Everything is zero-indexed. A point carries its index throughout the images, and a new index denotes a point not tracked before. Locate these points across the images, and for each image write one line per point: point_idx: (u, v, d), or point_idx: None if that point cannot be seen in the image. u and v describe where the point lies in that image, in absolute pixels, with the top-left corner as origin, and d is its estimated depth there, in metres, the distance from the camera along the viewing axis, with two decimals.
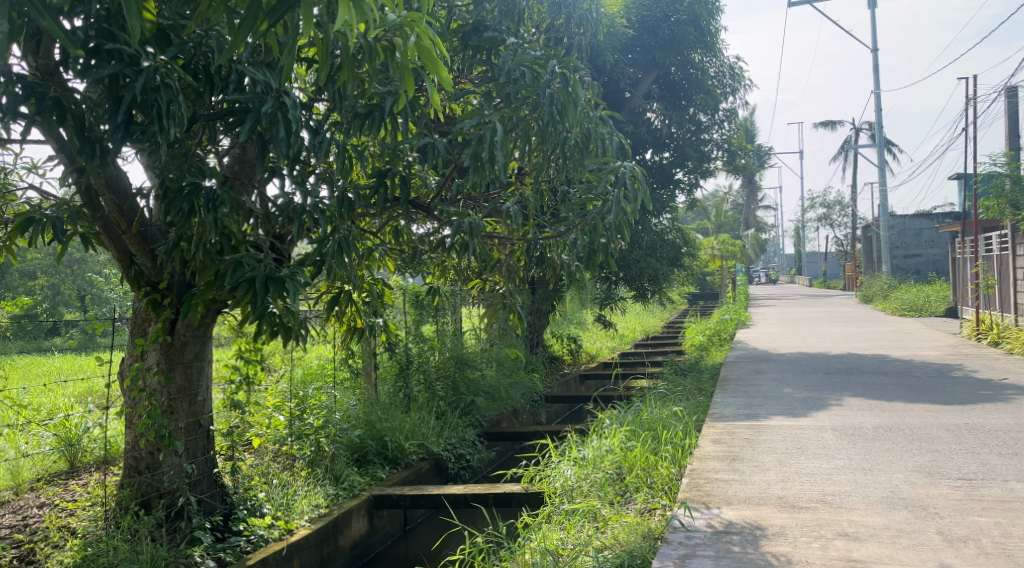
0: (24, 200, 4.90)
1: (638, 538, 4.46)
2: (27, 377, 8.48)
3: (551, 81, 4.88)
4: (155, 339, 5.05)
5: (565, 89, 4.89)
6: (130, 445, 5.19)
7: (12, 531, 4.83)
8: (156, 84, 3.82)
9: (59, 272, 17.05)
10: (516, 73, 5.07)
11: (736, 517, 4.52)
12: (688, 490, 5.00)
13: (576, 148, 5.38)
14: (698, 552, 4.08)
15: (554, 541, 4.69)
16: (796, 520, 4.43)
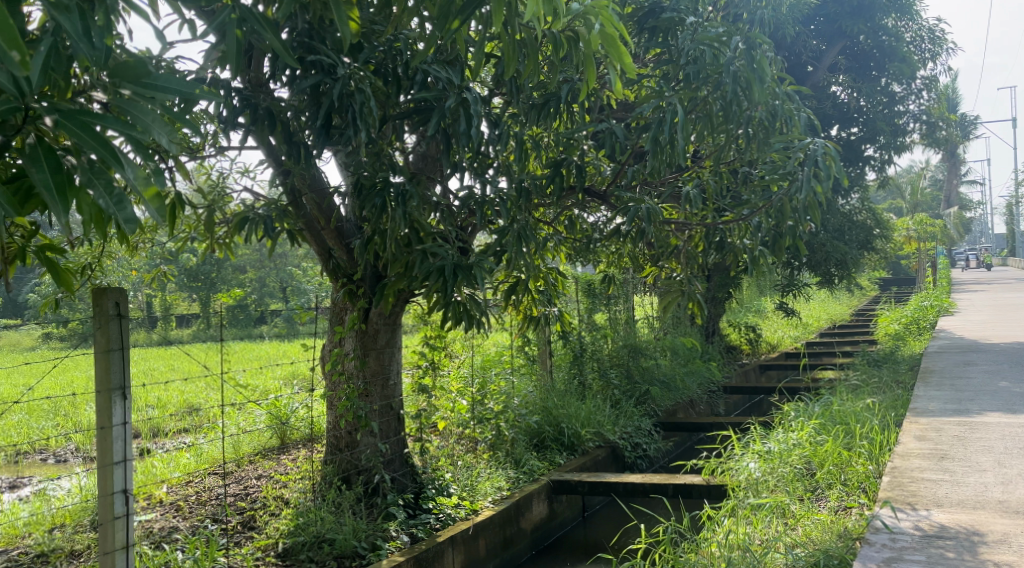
0: (238, 201, 5.36)
1: (834, 537, 4.38)
2: (240, 362, 9.26)
3: (734, 58, 4.81)
4: (351, 326, 5.42)
5: (750, 66, 4.82)
6: (331, 425, 5.57)
7: (236, 499, 5.33)
8: (351, 90, 4.10)
9: (264, 267, 18.64)
10: (695, 53, 5.03)
11: (948, 521, 4.34)
12: (891, 490, 4.82)
13: (760, 126, 5.28)
14: (905, 556, 3.95)
15: (741, 535, 4.69)
16: (1023, 528, 4.19)
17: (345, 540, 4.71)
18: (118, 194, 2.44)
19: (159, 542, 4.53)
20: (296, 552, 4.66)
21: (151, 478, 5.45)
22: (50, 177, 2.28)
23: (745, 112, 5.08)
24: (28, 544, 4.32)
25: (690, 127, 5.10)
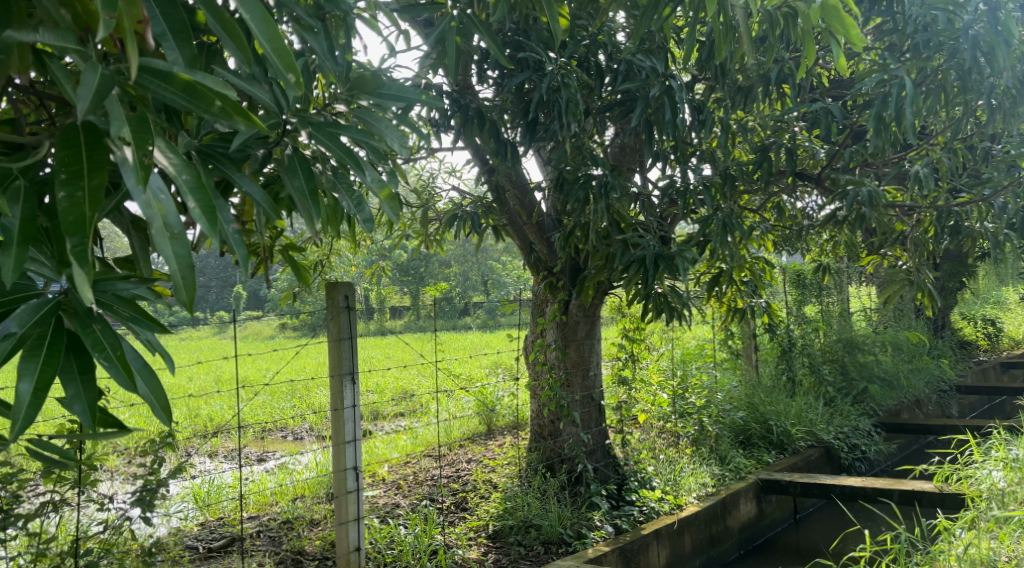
0: (444, 199, 5.58)
1: None
2: (450, 352, 9.65)
3: (975, 21, 4.39)
4: (552, 318, 5.50)
5: (995, 26, 4.36)
6: (535, 414, 5.68)
7: (448, 480, 5.57)
8: (558, 85, 4.17)
9: (469, 261, 19.28)
10: (924, 20, 4.70)
11: None
12: None
13: (1003, 95, 4.84)
14: None
15: (984, 549, 4.35)
16: None
17: (551, 526, 4.81)
18: (358, 196, 2.69)
19: (384, 517, 4.81)
20: (505, 534, 4.82)
21: (375, 457, 5.84)
22: (304, 183, 2.51)
23: (984, 81, 4.69)
24: (275, 511, 4.71)
25: (921, 101, 4.77)
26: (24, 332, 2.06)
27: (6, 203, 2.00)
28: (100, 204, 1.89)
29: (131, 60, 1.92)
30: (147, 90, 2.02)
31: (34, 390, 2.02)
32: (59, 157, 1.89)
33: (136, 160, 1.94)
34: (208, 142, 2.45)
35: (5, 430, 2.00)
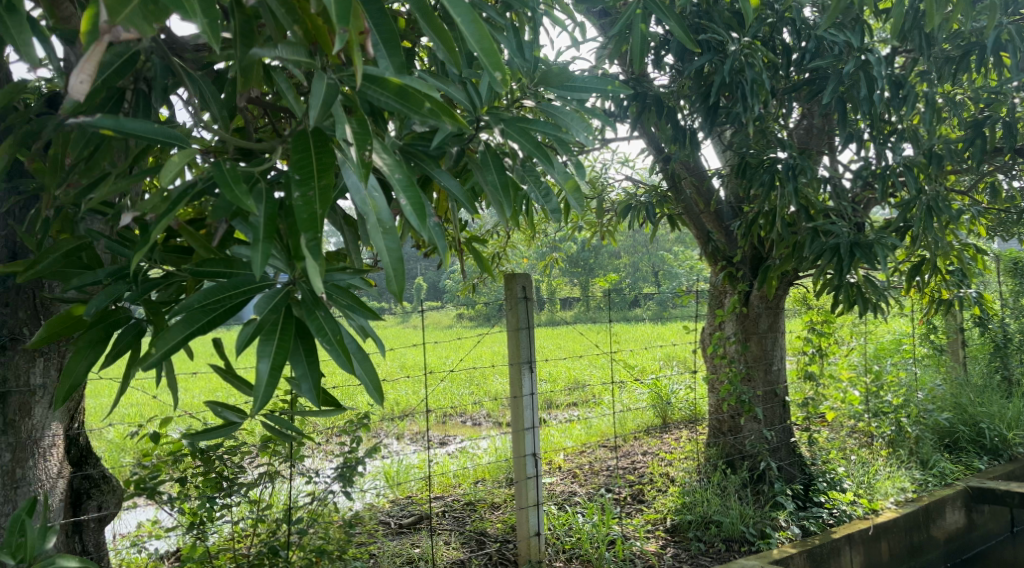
0: (614, 190, 5.46)
1: None
2: (629, 345, 9.52)
3: None
4: (732, 309, 5.20)
5: None
6: (713, 408, 5.43)
7: (623, 471, 5.43)
8: (742, 66, 3.93)
9: (642, 252, 19.01)
10: None
11: None
12: None
13: None
14: None
15: None
16: None
17: (733, 524, 4.60)
18: (544, 187, 2.62)
19: (563, 504, 4.77)
20: (684, 529, 4.65)
21: (550, 446, 5.84)
22: (497, 178, 2.42)
23: None
24: (459, 493, 4.78)
25: None
26: (263, 316, 1.97)
27: (250, 200, 1.90)
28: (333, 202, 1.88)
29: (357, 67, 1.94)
30: (366, 95, 2.05)
31: (272, 368, 1.95)
32: (293, 158, 1.89)
33: (358, 159, 1.93)
34: (408, 143, 2.37)
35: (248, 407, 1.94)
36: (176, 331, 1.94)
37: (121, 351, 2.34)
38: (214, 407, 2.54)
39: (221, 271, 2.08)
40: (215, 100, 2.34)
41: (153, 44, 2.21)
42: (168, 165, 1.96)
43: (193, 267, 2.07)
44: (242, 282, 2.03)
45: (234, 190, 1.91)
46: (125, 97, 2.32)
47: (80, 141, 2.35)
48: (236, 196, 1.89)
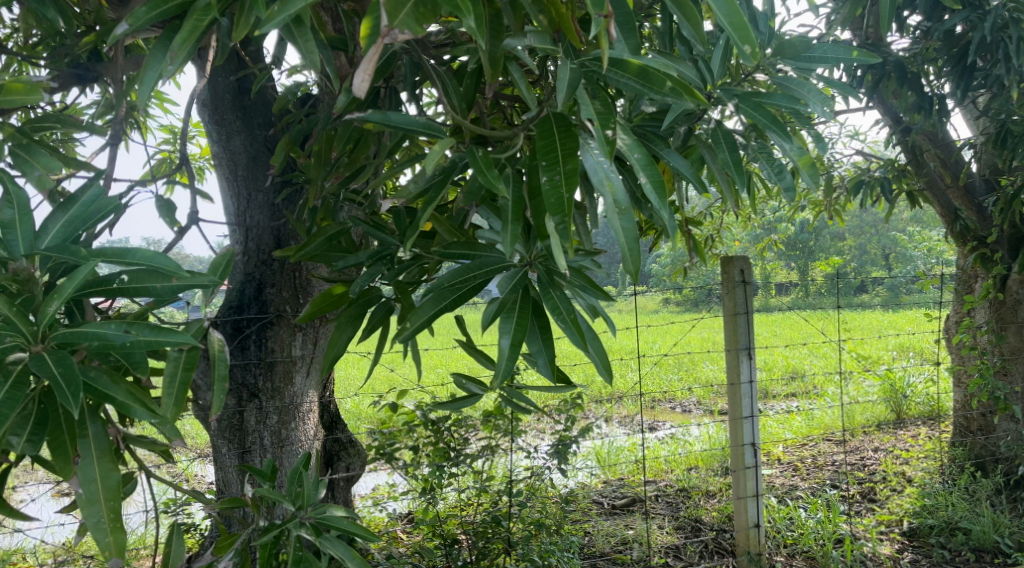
0: (844, 165, 5.09)
1: None
2: (857, 334, 8.98)
3: None
4: (983, 296, 4.72)
5: None
6: (960, 405, 4.98)
7: (853, 468, 5.09)
8: (1005, 22, 3.50)
9: (867, 235, 17.92)
10: None
11: None
12: None
13: None
14: None
15: None
16: None
17: (984, 533, 4.17)
18: (780, 165, 2.26)
19: (784, 497, 4.55)
20: (924, 535, 4.29)
21: (770, 437, 5.60)
22: (729, 155, 2.17)
23: None
24: (672, 478, 4.67)
25: None
26: (504, 296, 1.90)
27: (501, 184, 1.75)
28: (577, 185, 1.64)
29: (602, 49, 1.76)
30: (604, 80, 1.87)
31: (512, 345, 1.88)
32: (537, 143, 1.68)
33: (600, 136, 1.70)
34: (638, 124, 2.17)
35: (489, 383, 1.88)
36: (426, 308, 1.92)
37: (374, 327, 2.50)
38: (458, 379, 2.48)
39: (465, 253, 2.08)
40: (457, 93, 2.29)
41: (408, 46, 2.21)
42: (431, 156, 1.88)
43: (442, 248, 2.08)
44: (484, 261, 1.94)
45: (486, 176, 1.76)
46: (379, 94, 2.50)
47: (344, 135, 2.56)
48: (488, 180, 1.75)
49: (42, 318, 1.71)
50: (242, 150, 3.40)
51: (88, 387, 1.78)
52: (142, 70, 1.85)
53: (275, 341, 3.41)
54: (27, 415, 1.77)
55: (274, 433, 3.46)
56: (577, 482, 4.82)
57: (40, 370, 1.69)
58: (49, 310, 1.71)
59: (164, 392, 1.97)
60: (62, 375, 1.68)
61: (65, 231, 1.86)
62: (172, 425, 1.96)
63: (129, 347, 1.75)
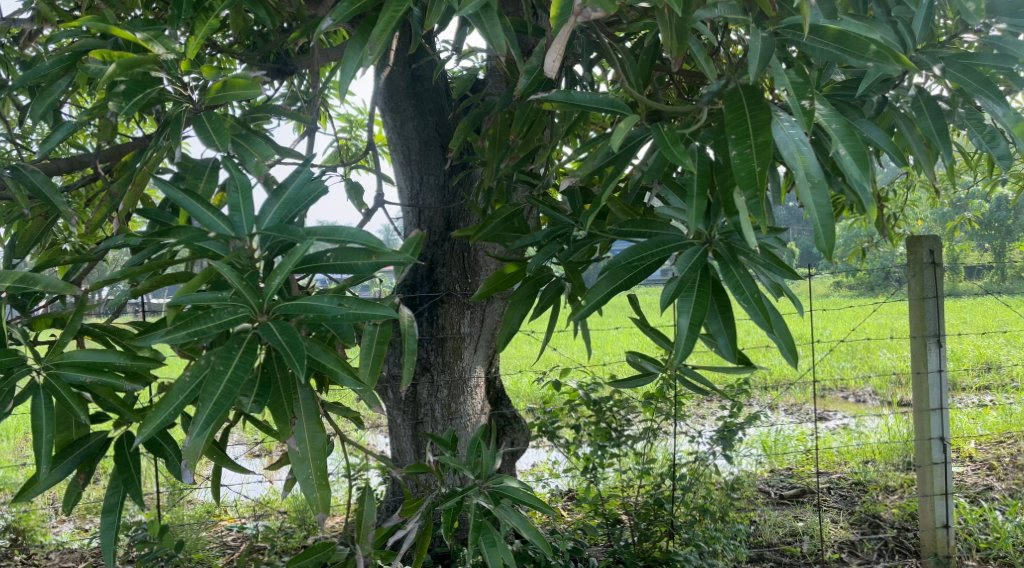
0: None
1: None
2: None
3: None
4: None
5: None
6: None
7: None
8: None
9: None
10: None
11: None
12: None
13: None
14: None
15: None
16: None
17: None
18: (991, 132, 2.13)
19: (976, 498, 4.27)
20: None
21: (959, 432, 5.25)
22: (933, 123, 2.05)
23: None
24: (847, 472, 4.46)
25: None
26: (684, 274, 1.84)
27: (688, 159, 1.71)
28: (773, 159, 1.58)
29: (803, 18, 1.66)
30: (798, 49, 1.78)
31: (692, 325, 1.82)
32: (726, 117, 1.63)
33: (800, 108, 1.63)
34: (829, 94, 2.06)
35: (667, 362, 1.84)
36: (602, 287, 1.90)
37: (545, 306, 2.50)
38: (633, 359, 2.47)
39: (641, 232, 1.99)
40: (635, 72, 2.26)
41: (587, 24, 2.19)
42: (616, 134, 1.79)
43: (618, 227, 2.01)
44: (662, 239, 1.89)
45: (671, 152, 1.72)
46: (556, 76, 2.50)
47: (521, 117, 2.56)
48: (674, 157, 1.71)
49: (267, 290, 1.77)
50: (414, 135, 3.49)
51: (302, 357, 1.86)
52: (344, 60, 1.95)
53: (445, 318, 3.50)
54: (256, 377, 1.83)
55: (445, 406, 3.57)
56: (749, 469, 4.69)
57: (267, 339, 1.76)
58: (273, 284, 1.76)
59: (361, 361, 2.07)
60: (285, 343, 1.74)
61: (282, 212, 1.95)
62: (372, 393, 2.03)
63: (343, 318, 1.79)
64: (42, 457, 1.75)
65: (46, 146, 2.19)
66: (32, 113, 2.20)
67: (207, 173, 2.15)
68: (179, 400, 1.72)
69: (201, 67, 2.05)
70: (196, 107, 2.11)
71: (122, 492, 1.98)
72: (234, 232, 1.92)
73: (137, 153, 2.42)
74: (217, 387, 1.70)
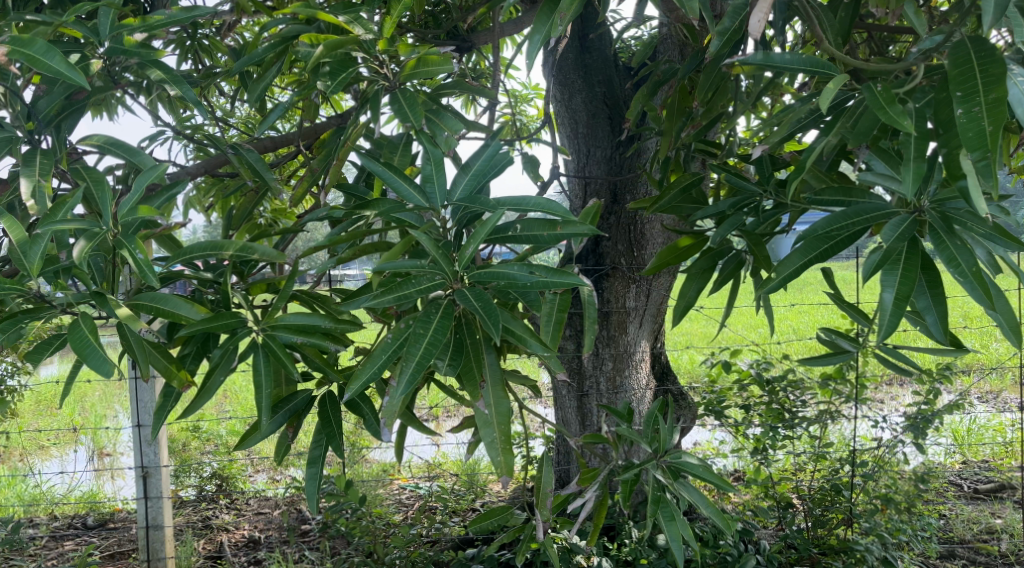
0: None
1: None
2: None
3: None
4: None
5: None
6: None
7: None
8: None
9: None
10: None
11: None
12: None
13: None
14: None
15: None
16: None
17: None
18: None
19: None
20: None
21: None
22: None
23: None
24: None
25: None
26: (892, 244, 1.71)
27: (906, 121, 1.61)
28: (1008, 117, 1.45)
29: None
30: None
31: (897, 301, 1.71)
32: (951, 73, 1.50)
33: None
34: None
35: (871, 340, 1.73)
36: (794, 259, 1.78)
37: (724, 280, 2.33)
38: (826, 335, 2.34)
39: (839, 200, 1.87)
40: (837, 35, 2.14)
41: None
42: (825, 94, 1.69)
43: (812, 197, 1.89)
44: (866, 209, 1.78)
45: (887, 113, 1.62)
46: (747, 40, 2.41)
47: (706, 85, 2.39)
48: (890, 119, 1.60)
49: (462, 257, 1.79)
50: (582, 107, 3.45)
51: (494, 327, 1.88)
52: (531, 30, 1.93)
53: (610, 293, 3.48)
54: (450, 342, 1.87)
55: (609, 379, 3.57)
56: (939, 459, 4.41)
57: (461, 304, 1.79)
58: (466, 253, 1.79)
59: (542, 327, 2.08)
60: (480, 309, 1.77)
61: (472, 183, 1.99)
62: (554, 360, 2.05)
63: (533, 286, 1.80)
64: (263, 410, 1.83)
65: (263, 125, 2.29)
66: (247, 98, 2.33)
67: (402, 148, 2.24)
68: (382, 359, 1.79)
69: (398, 45, 2.11)
70: (393, 84, 2.16)
71: (325, 444, 2.08)
72: (429, 203, 1.97)
73: (335, 129, 2.53)
74: (418, 348, 1.76)
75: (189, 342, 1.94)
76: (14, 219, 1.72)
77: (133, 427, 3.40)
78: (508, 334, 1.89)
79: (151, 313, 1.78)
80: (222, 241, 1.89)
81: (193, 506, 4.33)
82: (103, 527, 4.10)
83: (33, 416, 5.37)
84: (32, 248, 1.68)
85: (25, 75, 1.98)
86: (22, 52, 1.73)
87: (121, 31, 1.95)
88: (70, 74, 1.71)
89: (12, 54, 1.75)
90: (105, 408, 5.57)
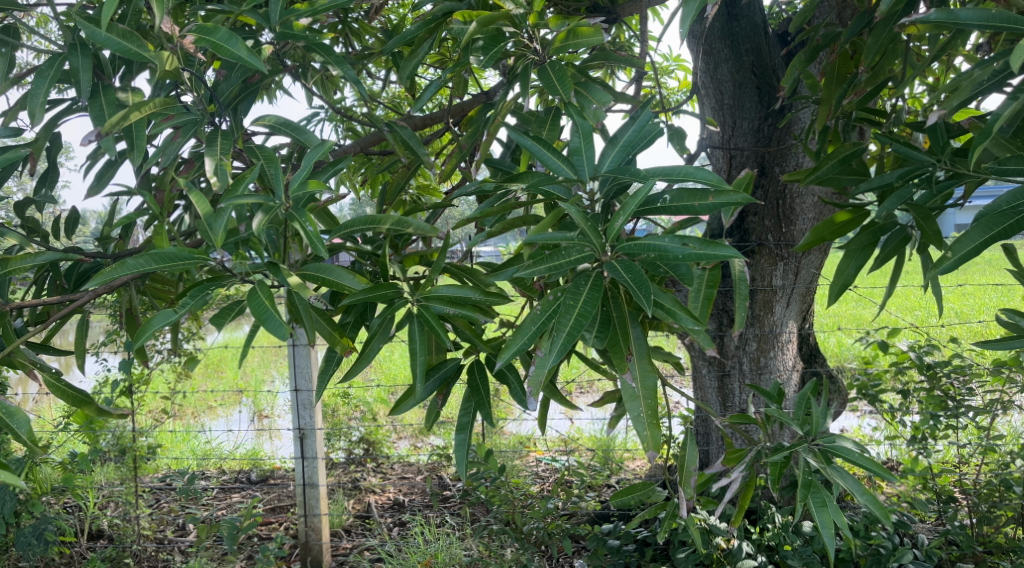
0: None
1: None
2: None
3: None
4: None
5: None
6: None
7: None
8: None
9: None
10: None
11: None
12: None
13: None
14: None
15: None
16: None
17: None
18: None
19: None
20: None
21: None
22: None
23: None
24: None
25: None
26: None
27: None
28: None
29: None
30: None
31: None
32: None
33: None
34: None
35: None
36: (973, 236, 1.68)
37: (886, 257, 2.21)
38: (1009, 315, 2.18)
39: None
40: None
41: None
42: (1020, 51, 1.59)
43: (997, 166, 1.78)
44: None
45: None
46: None
47: (872, 48, 2.24)
48: None
49: (609, 230, 1.78)
50: (729, 77, 3.36)
51: (660, 306, 1.86)
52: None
53: (756, 270, 3.39)
54: (598, 315, 1.88)
55: (753, 359, 3.48)
56: None
57: (611, 275, 1.78)
58: (616, 224, 1.77)
59: (690, 301, 2.04)
60: (630, 280, 1.75)
61: (621, 155, 1.97)
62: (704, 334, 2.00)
63: (685, 258, 1.76)
64: (419, 376, 1.88)
65: (417, 101, 2.33)
66: (400, 76, 2.37)
67: (551, 120, 2.24)
68: (532, 330, 1.81)
69: (547, 19, 2.11)
70: (541, 58, 2.16)
71: (473, 411, 2.13)
72: (576, 175, 1.95)
73: (483, 106, 2.55)
74: (568, 318, 1.76)
75: (350, 311, 2.02)
76: (201, 193, 1.80)
77: (293, 392, 3.58)
78: (658, 307, 1.87)
79: (318, 283, 1.86)
80: (379, 214, 1.94)
81: (343, 468, 4.53)
82: (265, 482, 4.36)
83: (202, 377, 5.74)
84: (217, 222, 1.78)
85: (208, 60, 2.10)
86: (207, 39, 1.83)
87: (289, 15, 2.02)
88: (251, 60, 1.81)
89: (199, 42, 1.85)
90: (264, 372, 5.89)
